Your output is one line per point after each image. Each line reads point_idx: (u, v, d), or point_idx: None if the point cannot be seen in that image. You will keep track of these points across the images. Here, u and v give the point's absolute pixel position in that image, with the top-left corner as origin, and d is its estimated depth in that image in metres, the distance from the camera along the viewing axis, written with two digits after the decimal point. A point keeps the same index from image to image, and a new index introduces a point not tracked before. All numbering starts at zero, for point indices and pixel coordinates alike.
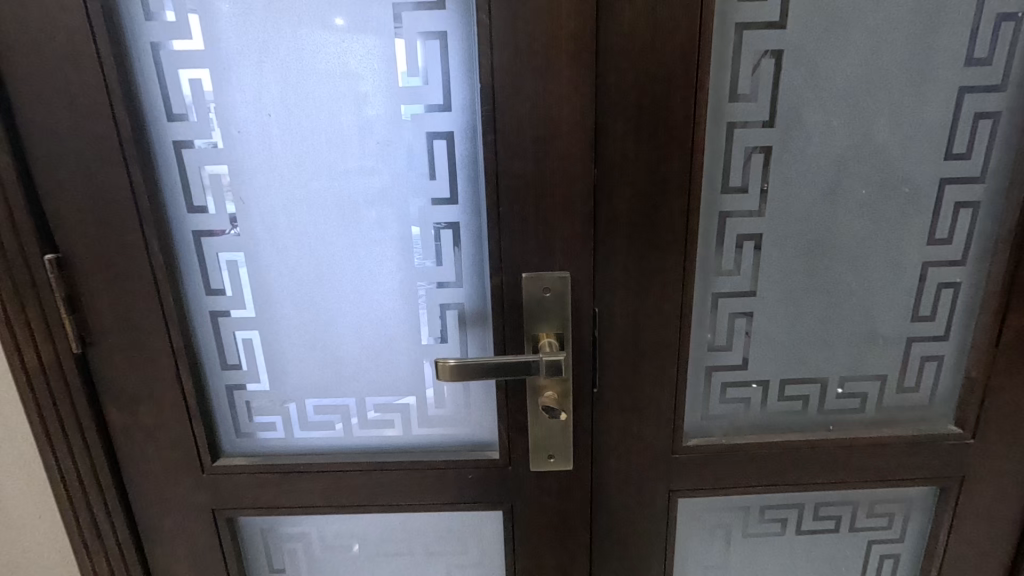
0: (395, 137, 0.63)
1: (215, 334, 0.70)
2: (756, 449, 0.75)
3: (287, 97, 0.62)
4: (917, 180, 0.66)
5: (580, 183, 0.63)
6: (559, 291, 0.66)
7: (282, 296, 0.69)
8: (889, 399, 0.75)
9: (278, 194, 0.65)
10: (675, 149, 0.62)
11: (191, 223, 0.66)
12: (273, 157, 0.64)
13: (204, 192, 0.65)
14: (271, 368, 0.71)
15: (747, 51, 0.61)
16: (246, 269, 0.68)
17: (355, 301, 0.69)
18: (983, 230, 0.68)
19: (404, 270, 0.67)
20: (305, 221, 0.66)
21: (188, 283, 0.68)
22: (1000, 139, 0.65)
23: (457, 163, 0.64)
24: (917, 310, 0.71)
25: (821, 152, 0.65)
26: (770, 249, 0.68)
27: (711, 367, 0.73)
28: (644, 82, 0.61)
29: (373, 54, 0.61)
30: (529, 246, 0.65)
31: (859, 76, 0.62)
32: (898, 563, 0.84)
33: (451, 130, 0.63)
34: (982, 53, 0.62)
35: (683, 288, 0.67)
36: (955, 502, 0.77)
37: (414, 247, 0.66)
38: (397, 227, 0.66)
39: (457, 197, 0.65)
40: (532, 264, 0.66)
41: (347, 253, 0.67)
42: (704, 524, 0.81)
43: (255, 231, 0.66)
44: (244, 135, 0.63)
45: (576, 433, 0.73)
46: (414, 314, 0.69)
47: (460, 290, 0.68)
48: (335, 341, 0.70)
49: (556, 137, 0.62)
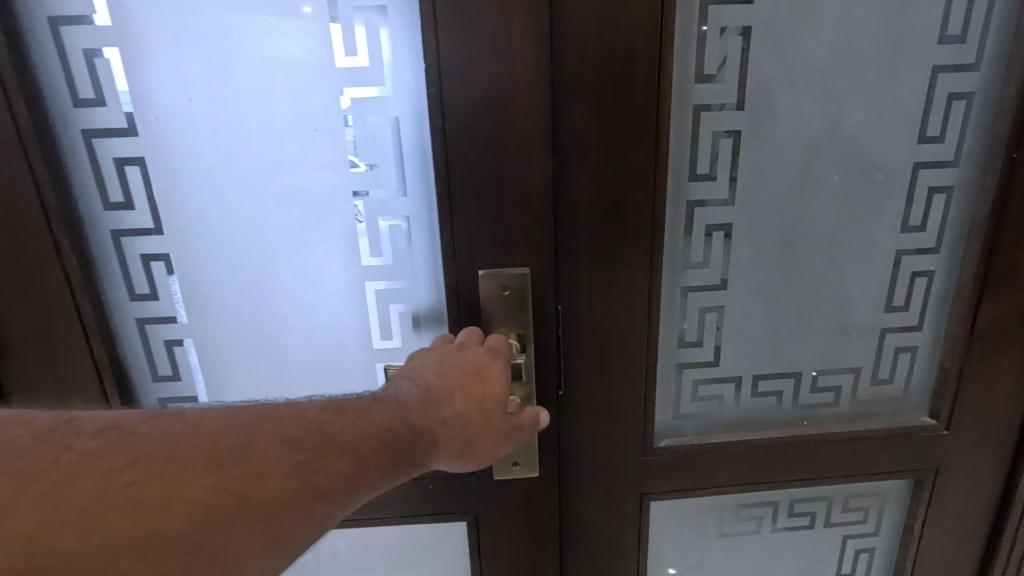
0: (335, 124, 0.57)
1: (144, 343, 0.64)
2: (729, 448, 0.72)
3: (210, 80, 0.55)
4: (891, 165, 0.63)
5: (538, 172, 0.58)
6: (518, 289, 0.62)
7: (218, 300, 0.63)
8: (863, 392, 0.73)
9: (205, 187, 0.59)
10: (639, 134, 0.58)
11: (108, 221, 0.59)
12: (197, 147, 0.57)
13: (120, 187, 0.58)
14: (209, 378, 0.66)
15: (713, 28, 0.57)
16: (174, 271, 0.61)
17: (297, 304, 0.63)
18: (957, 216, 0.65)
19: (350, 270, 0.62)
20: (237, 218, 0.60)
21: (110, 288, 0.61)
22: (974, 120, 0.62)
23: (405, 151, 0.58)
24: (891, 300, 0.68)
25: (793, 136, 0.61)
26: (740, 239, 0.65)
27: (682, 364, 0.69)
28: (605, 61, 0.56)
29: (304, 30, 0.54)
30: (486, 241, 0.60)
31: (830, 54, 0.59)
32: (874, 556, 0.83)
33: (396, 115, 0.57)
34: (956, 30, 0.59)
35: (651, 283, 0.63)
36: (929, 494, 0.76)
37: (360, 244, 0.61)
38: (341, 223, 0.60)
39: (406, 188, 0.59)
40: (489, 261, 0.61)
41: (287, 252, 0.61)
42: (678, 525, 0.78)
43: (181, 230, 0.60)
44: (162, 122, 0.56)
45: (542, 438, 0.69)
46: (363, 316, 0.64)
47: (412, 289, 0.63)
48: (277, 348, 0.65)
49: (510, 122, 0.57)
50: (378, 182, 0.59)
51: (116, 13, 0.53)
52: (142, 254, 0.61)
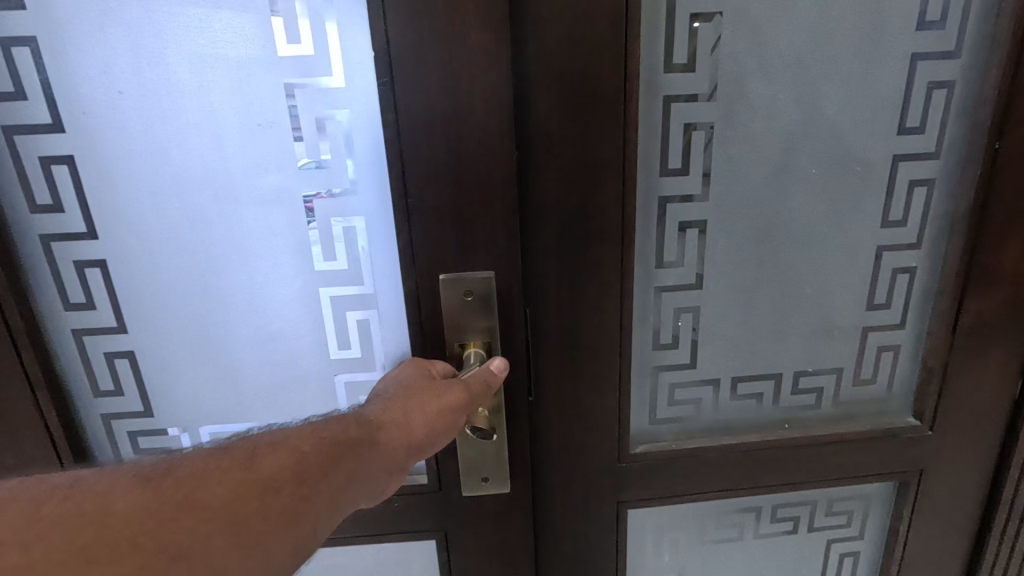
0: (280, 119, 0.53)
1: (82, 356, 0.60)
2: (708, 453, 0.69)
3: (140, 71, 0.52)
4: (870, 158, 0.61)
5: (500, 169, 0.55)
6: (483, 294, 0.59)
7: (165, 307, 0.59)
8: (845, 393, 0.71)
9: (140, 188, 0.55)
10: (607, 127, 0.55)
11: (37, 225, 0.55)
12: (128, 145, 0.53)
13: (48, 188, 0.54)
14: (159, 389, 0.62)
15: (681, 14, 0.54)
16: (112, 279, 0.58)
17: (247, 311, 0.60)
18: (939, 210, 0.63)
19: (302, 275, 0.59)
20: (178, 221, 0.56)
21: (42, 298, 0.57)
22: (955, 110, 0.59)
23: (357, 148, 0.55)
24: (872, 298, 0.66)
25: (767, 128, 0.58)
26: (715, 237, 0.62)
27: (658, 367, 0.66)
28: (569, 50, 0.53)
29: (242, 17, 0.51)
30: (447, 244, 0.57)
31: (805, 42, 0.56)
32: (858, 561, 0.81)
33: (345, 109, 0.54)
34: (935, 16, 0.56)
35: (623, 284, 0.60)
36: (914, 496, 0.74)
37: (312, 247, 0.58)
38: (290, 225, 0.57)
39: (358, 188, 0.56)
40: (452, 265, 0.58)
41: (236, 257, 0.57)
42: (657, 533, 0.75)
43: (118, 233, 0.56)
44: (90, 117, 0.53)
45: (514, 449, 0.66)
46: (318, 324, 0.60)
47: (369, 296, 0.60)
48: (228, 358, 0.61)
49: (468, 116, 0.54)
50: (329, 181, 0.56)
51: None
52: (76, 261, 0.57)
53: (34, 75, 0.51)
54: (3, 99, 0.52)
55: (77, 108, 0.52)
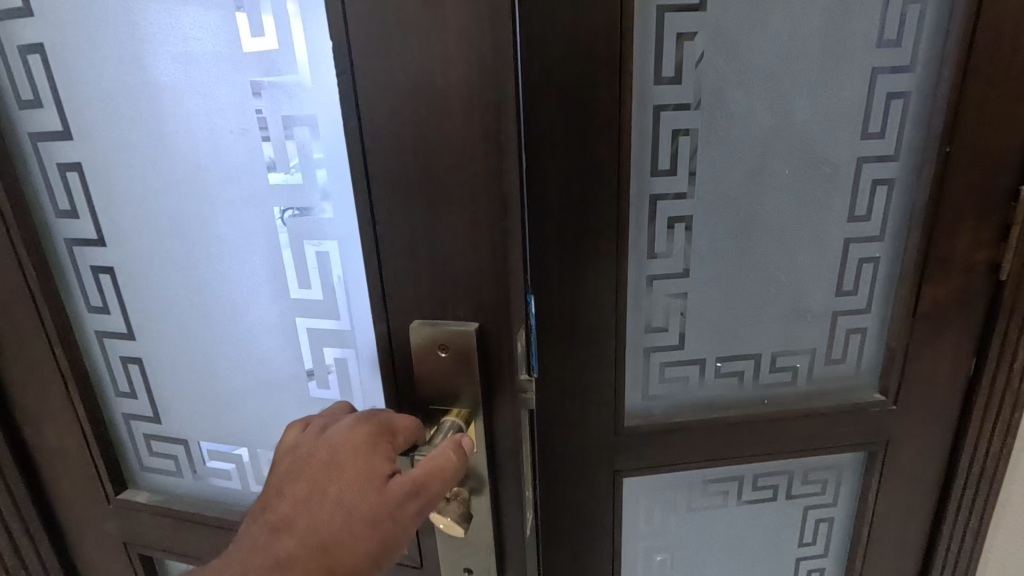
0: (250, 125, 0.56)
1: (104, 358, 0.71)
2: (694, 427, 0.76)
3: (130, 86, 0.57)
4: (836, 159, 0.68)
5: (478, 194, 0.48)
6: (457, 346, 0.54)
7: (191, 298, 0.65)
8: (818, 371, 0.78)
9: (139, 190, 0.61)
10: (602, 131, 0.62)
11: (62, 229, 0.65)
12: (123, 153, 0.60)
13: (70, 200, 0.64)
14: (196, 369, 0.69)
15: (667, 34, 0.61)
16: (120, 282, 0.66)
17: (232, 313, 0.65)
18: (899, 206, 0.71)
19: (275, 283, 0.62)
20: (168, 227, 0.62)
21: (70, 295, 0.68)
22: (912, 117, 0.67)
23: (324, 158, 0.55)
24: (840, 285, 0.74)
25: (744, 133, 0.66)
26: (700, 230, 0.69)
27: (649, 348, 0.74)
28: (569, 65, 0.60)
29: (212, 27, 0.53)
30: (423, 280, 0.53)
31: (777, 58, 0.63)
32: (832, 526, 0.89)
33: (312, 118, 0.54)
34: (892, 35, 0.64)
35: (618, 272, 0.67)
36: (882, 466, 0.81)
37: (286, 257, 0.61)
38: (266, 232, 0.60)
39: (327, 198, 0.57)
40: (428, 305, 0.54)
41: (225, 263, 0.63)
42: (650, 500, 0.83)
43: (127, 228, 0.63)
44: (95, 127, 0.60)
45: (502, 518, 0.60)
46: (296, 336, 0.64)
47: (340, 323, 0.62)
48: (226, 354, 0.67)
49: (437, 129, 0.47)
50: (298, 197, 0.58)
51: (66, 24, 0.56)
52: (93, 265, 0.66)
53: (47, 82, 0.59)
54: (30, 109, 0.61)
55: (109, 119, 0.59)
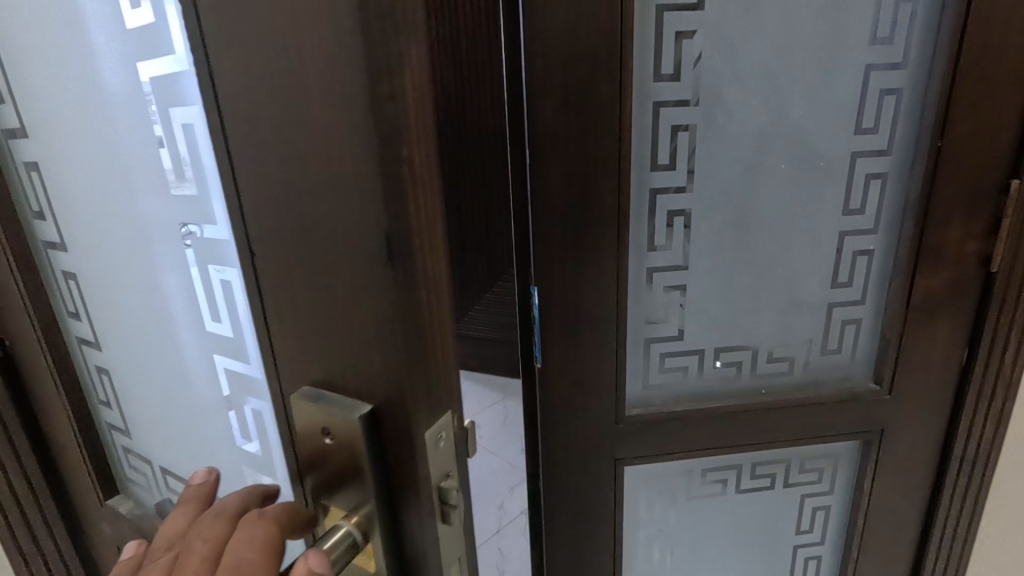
0: (142, 117, 0.44)
1: (84, 363, 0.63)
2: (693, 416, 0.78)
3: (41, 71, 0.49)
4: (831, 154, 0.70)
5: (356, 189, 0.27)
6: (347, 442, 0.31)
7: (134, 320, 0.56)
8: (814, 361, 0.80)
9: (75, 193, 0.53)
10: (604, 127, 0.64)
11: (36, 230, 0.58)
12: (55, 152, 0.52)
13: (39, 197, 0.57)
14: (148, 399, 0.60)
15: (667, 32, 0.63)
16: (83, 287, 0.58)
17: (163, 341, 0.55)
18: (892, 200, 0.73)
19: (191, 314, 0.50)
20: (101, 236, 0.54)
21: (57, 300, 0.60)
22: (904, 113, 0.69)
23: (207, 158, 0.40)
24: (836, 277, 0.76)
25: (741, 129, 0.68)
26: (699, 224, 0.71)
27: (649, 339, 0.76)
28: (571, 62, 0.61)
29: None
30: (307, 326, 0.32)
31: (773, 55, 0.65)
32: (829, 514, 0.91)
33: (194, 99, 0.39)
34: (885, 33, 0.66)
35: (619, 263, 0.69)
36: (877, 454, 0.83)
37: (196, 284, 0.47)
38: (174, 252, 0.48)
39: (219, 210, 0.41)
40: (318, 366, 0.32)
41: (151, 301, 0.53)
42: (650, 488, 0.85)
43: (73, 236, 0.56)
44: (33, 120, 0.53)
45: None
46: (218, 379, 0.51)
47: (252, 376, 0.47)
48: (173, 388, 0.57)
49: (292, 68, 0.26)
50: (200, 212, 0.44)
51: None
52: (65, 269, 0.59)
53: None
54: None
55: (43, 106, 0.51)
